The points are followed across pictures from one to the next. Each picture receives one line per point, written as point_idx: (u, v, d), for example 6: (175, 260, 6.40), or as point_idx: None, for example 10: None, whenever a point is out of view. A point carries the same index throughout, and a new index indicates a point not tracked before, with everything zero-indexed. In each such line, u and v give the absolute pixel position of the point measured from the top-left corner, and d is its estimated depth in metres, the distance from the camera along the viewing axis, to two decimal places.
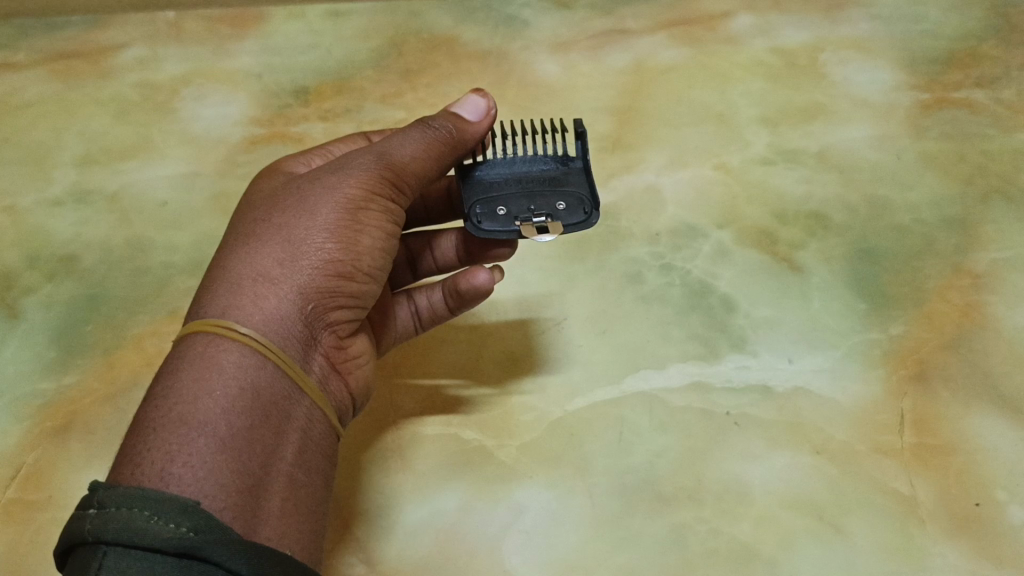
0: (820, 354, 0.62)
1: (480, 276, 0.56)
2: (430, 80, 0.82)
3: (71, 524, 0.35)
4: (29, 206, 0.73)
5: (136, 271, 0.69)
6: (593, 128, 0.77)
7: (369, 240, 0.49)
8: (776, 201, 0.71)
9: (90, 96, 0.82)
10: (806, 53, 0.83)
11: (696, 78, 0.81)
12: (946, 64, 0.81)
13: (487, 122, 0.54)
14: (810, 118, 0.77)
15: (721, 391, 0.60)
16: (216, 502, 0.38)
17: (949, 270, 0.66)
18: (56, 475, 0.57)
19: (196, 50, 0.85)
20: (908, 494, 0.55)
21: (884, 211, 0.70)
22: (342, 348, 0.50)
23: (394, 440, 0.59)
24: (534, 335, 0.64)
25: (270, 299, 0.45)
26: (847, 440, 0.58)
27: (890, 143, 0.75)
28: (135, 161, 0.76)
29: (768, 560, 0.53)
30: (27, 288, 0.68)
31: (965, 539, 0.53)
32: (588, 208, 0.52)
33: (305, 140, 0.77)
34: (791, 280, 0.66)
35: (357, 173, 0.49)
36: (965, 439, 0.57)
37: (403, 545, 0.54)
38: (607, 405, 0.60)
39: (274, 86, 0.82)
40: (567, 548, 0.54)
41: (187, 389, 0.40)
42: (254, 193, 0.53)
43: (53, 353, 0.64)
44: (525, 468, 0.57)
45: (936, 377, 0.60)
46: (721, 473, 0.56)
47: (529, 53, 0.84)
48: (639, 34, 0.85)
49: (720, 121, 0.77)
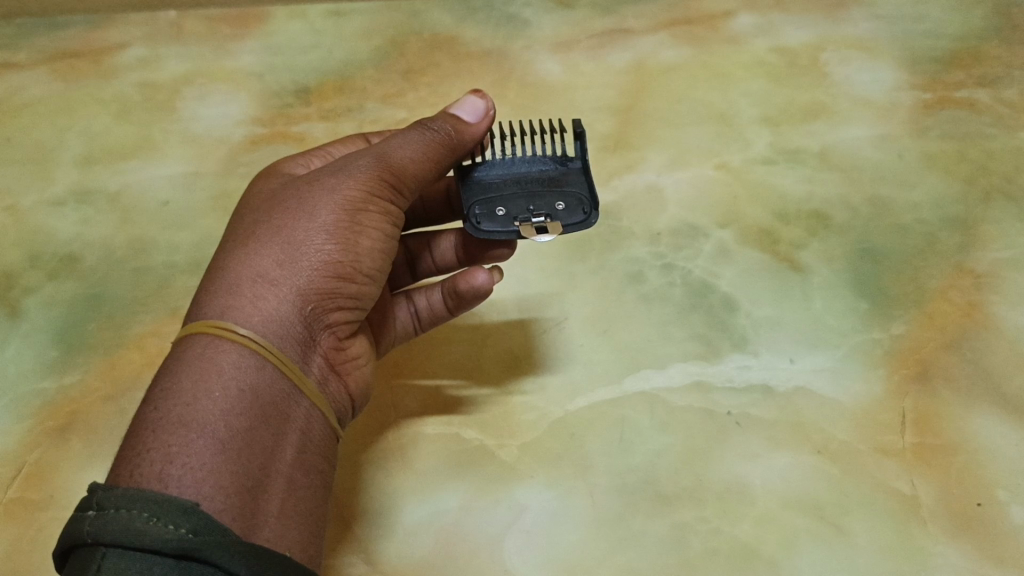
0: (821, 354, 0.62)
1: (479, 276, 0.56)
2: (431, 80, 0.82)
3: (70, 526, 0.35)
4: (30, 206, 0.73)
5: (137, 271, 0.69)
6: (594, 128, 0.77)
7: (368, 241, 0.49)
8: (777, 201, 0.71)
9: (91, 96, 0.82)
10: (807, 53, 0.83)
11: (697, 77, 0.81)
12: (947, 64, 0.81)
13: (487, 123, 0.53)
14: (811, 117, 0.77)
15: (722, 391, 0.60)
16: (215, 503, 0.38)
17: (950, 270, 0.66)
18: (57, 475, 0.58)
19: (197, 50, 0.85)
20: (909, 494, 0.55)
21: (886, 210, 0.70)
22: (341, 349, 0.50)
23: (395, 440, 0.59)
24: (534, 335, 0.64)
25: (269, 301, 0.45)
26: (848, 440, 0.57)
27: (892, 143, 0.75)
28: (136, 161, 0.76)
29: (769, 560, 0.53)
30: (28, 288, 0.68)
31: (966, 539, 0.53)
32: (587, 208, 0.52)
33: (305, 139, 0.77)
34: (792, 280, 0.66)
35: (357, 174, 0.49)
36: (966, 438, 0.57)
37: (404, 544, 0.54)
38: (608, 405, 0.60)
39: (275, 85, 0.82)
40: (568, 548, 0.54)
41: (186, 390, 0.40)
42: (254, 194, 0.53)
43: (54, 352, 0.64)
44: (526, 468, 0.57)
45: (937, 377, 0.60)
46: (721, 473, 0.56)
47: (530, 53, 0.84)
48: (641, 34, 0.85)
49: (722, 121, 0.77)
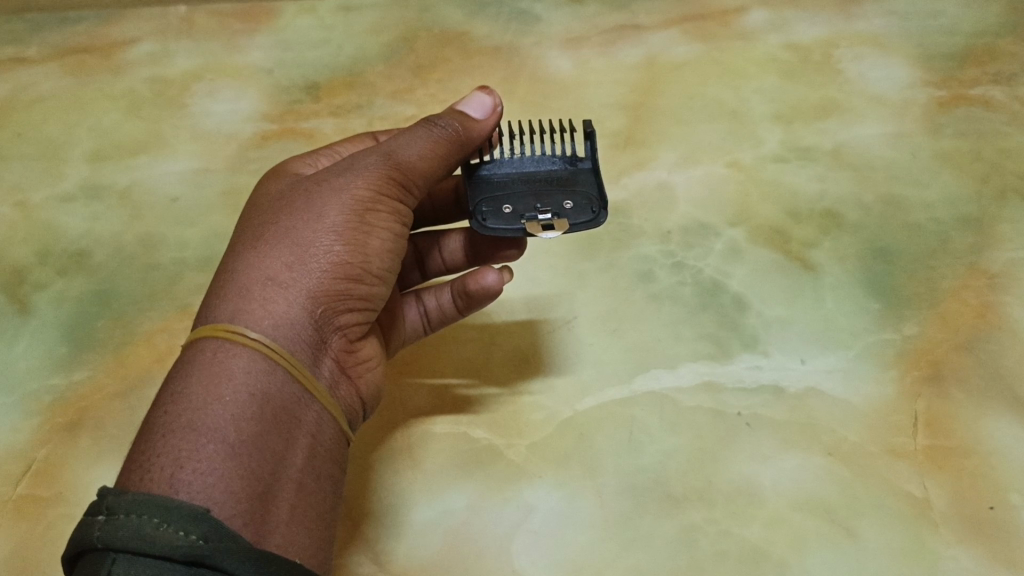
0: (833, 355, 0.61)
1: (488, 276, 0.55)
2: (440, 76, 0.81)
3: (78, 531, 0.35)
4: (41, 201, 0.74)
5: (146, 268, 0.69)
6: (604, 125, 0.77)
7: (377, 241, 0.49)
8: (790, 199, 0.70)
9: (101, 92, 0.82)
10: (819, 49, 0.82)
11: (709, 74, 0.80)
12: (962, 61, 0.80)
13: (494, 120, 0.54)
14: (824, 115, 0.77)
15: (731, 391, 0.60)
16: (226, 509, 0.38)
17: (964, 270, 0.65)
18: (67, 471, 0.58)
19: (207, 45, 0.85)
20: (920, 496, 0.55)
21: (899, 209, 0.70)
22: (352, 352, 0.50)
23: (403, 439, 0.59)
24: (543, 334, 0.64)
25: (279, 303, 0.44)
26: (859, 441, 0.57)
27: (906, 141, 0.74)
28: (146, 157, 0.76)
29: (778, 561, 0.52)
30: (39, 284, 0.68)
31: (978, 542, 0.53)
32: (596, 207, 0.52)
33: (315, 136, 0.77)
34: (804, 279, 0.65)
35: (365, 173, 0.49)
36: (979, 440, 0.57)
37: (413, 545, 0.54)
38: (619, 405, 0.59)
39: (286, 81, 0.82)
40: (576, 549, 0.53)
41: (196, 394, 0.40)
42: (262, 195, 0.53)
43: (64, 349, 0.64)
44: (534, 468, 0.57)
45: (950, 379, 0.59)
46: (731, 474, 0.56)
47: (540, 48, 0.83)
48: (652, 30, 0.84)
49: (734, 118, 0.77)
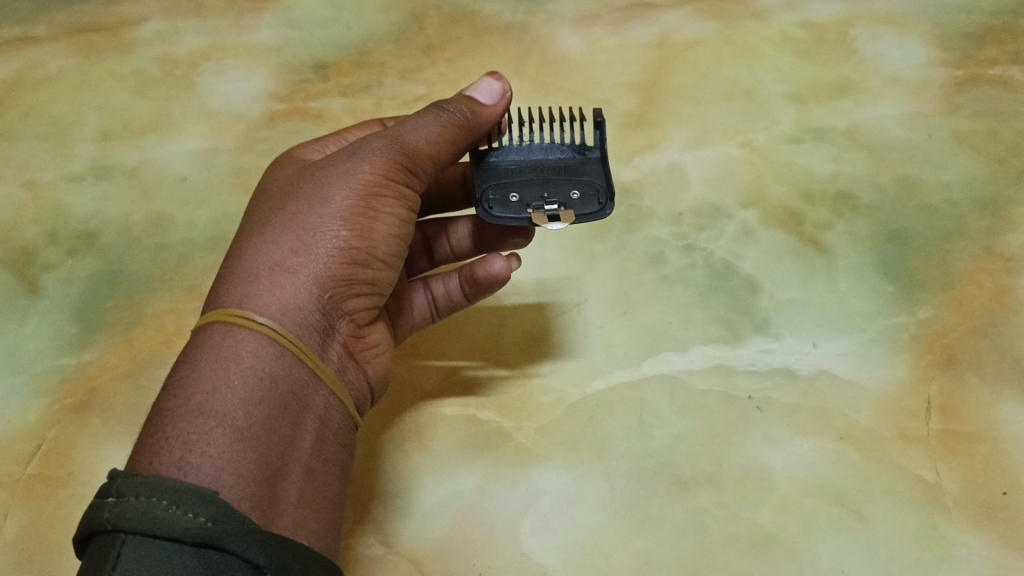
0: (845, 338, 0.60)
1: (497, 263, 0.55)
2: (450, 55, 0.80)
3: (88, 514, 0.35)
4: (50, 181, 0.73)
5: (155, 248, 0.69)
6: (616, 105, 0.75)
7: (383, 227, 0.48)
8: (805, 180, 0.69)
9: (109, 70, 0.81)
10: (835, 28, 0.80)
11: (721, 53, 0.79)
12: (980, 40, 0.78)
13: (503, 105, 0.53)
14: (840, 95, 0.75)
15: (743, 374, 0.59)
16: (235, 492, 0.38)
17: (980, 254, 0.64)
18: (77, 451, 0.58)
19: (214, 24, 0.84)
20: (932, 482, 0.54)
21: (915, 190, 0.68)
22: (360, 336, 0.50)
23: (411, 421, 0.59)
24: (552, 317, 0.63)
25: (287, 288, 0.44)
26: (872, 425, 0.56)
27: (922, 122, 0.73)
28: (154, 136, 0.76)
29: (789, 547, 0.52)
30: (49, 265, 0.68)
31: (990, 529, 0.52)
32: (603, 198, 0.51)
33: (324, 116, 0.76)
34: (817, 262, 0.64)
35: (371, 158, 0.48)
36: (993, 426, 0.56)
37: (421, 527, 0.54)
38: (628, 388, 0.59)
39: (294, 60, 0.81)
40: (584, 531, 0.53)
41: (205, 379, 0.40)
42: (269, 182, 0.53)
43: (73, 329, 0.64)
44: (543, 451, 0.57)
45: (964, 364, 0.59)
46: (743, 457, 0.55)
47: (551, 27, 0.82)
48: (665, 9, 0.82)
49: (748, 98, 0.75)
